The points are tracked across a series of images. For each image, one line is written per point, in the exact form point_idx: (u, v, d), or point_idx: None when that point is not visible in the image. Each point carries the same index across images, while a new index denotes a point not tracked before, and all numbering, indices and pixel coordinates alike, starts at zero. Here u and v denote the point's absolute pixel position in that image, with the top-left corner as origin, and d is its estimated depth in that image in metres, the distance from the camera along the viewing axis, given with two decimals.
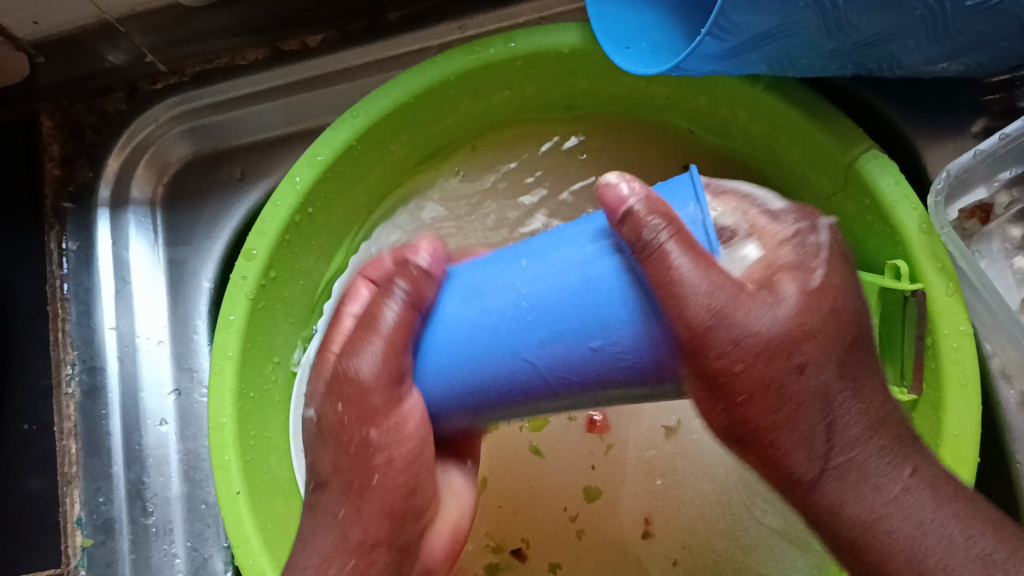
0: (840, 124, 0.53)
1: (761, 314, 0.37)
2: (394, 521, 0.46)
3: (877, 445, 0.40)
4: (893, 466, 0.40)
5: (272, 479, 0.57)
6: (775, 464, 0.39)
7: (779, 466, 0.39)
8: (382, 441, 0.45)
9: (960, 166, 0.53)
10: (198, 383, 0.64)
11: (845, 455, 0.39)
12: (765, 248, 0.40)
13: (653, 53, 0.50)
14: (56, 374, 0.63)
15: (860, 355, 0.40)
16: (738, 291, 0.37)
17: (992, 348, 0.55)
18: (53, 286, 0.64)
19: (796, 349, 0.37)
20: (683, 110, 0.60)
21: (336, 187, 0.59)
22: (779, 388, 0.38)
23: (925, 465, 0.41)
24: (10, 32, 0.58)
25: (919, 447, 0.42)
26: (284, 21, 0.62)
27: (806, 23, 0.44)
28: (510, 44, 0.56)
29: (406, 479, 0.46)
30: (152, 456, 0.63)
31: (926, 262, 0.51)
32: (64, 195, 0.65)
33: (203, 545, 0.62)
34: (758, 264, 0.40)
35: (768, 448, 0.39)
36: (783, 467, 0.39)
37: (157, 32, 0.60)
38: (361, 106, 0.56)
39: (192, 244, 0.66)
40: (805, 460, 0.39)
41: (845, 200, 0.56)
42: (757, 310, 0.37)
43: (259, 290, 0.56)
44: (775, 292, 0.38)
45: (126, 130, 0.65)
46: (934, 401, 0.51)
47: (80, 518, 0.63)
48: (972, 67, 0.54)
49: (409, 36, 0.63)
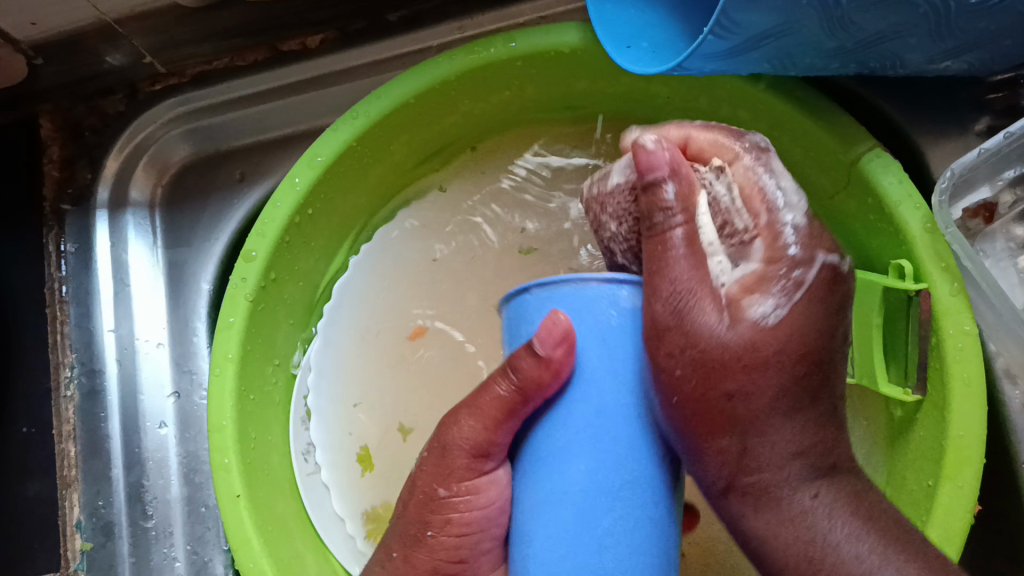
0: (842, 122, 0.53)
1: (710, 329, 0.41)
2: None
3: (796, 466, 0.42)
4: (807, 494, 0.42)
5: (273, 482, 0.57)
6: (698, 470, 0.43)
7: (701, 473, 0.43)
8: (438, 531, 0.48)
9: (963, 165, 0.53)
10: (198, 385, 0.64)
11: (759, 473, 0.42)
12: (776, 302, 0.41)
13: (655, 52, 0.50)
14: (55, 376, 0.63)
15: (806, 388, 0.42)
16: (694, 300, 0.41)
17: (996, 348, 0.55)
18: (52, 288, 0.64)
19: (728, 371, 0.41)
20: (683, 110, 0.60)
21: (336, 188, 0.58)
22: (703, 399, 0.41)
23: (865, 508, 0.42)
24: (8, 34, 0.58)
25: (869, 493, 0.43)
26: (283, 22, 0.61)
27: (809, 21, 0.44)
28: (510, 44, 0.55)
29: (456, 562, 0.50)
30: (152, 459, 0.63)
31: (929, 262, 0.51)
32: (64, 197, 0.65)
33: (203, 548, 0.62)
34: (749, 273, 0.42)
35: (695, 456, 0.43)
36: (703, 472, 0.43)
37: (155, 33, 0.60)
38: (361, 106, 0.56)
39: (191, 246, 0.66)
40: (717, 463, 0.42)
41: (847, 199, 0.55)
42: (728, 323, 0.41)
43: (259, 291, 0.56)
44: (735, 312, 0.41)
45: (125, 132, 0.65)
46: (938, 401, 0.51)
47: (80, 521, 0.62)
48: (976, 64, 0.53)
49: (409, 36, 0.63)
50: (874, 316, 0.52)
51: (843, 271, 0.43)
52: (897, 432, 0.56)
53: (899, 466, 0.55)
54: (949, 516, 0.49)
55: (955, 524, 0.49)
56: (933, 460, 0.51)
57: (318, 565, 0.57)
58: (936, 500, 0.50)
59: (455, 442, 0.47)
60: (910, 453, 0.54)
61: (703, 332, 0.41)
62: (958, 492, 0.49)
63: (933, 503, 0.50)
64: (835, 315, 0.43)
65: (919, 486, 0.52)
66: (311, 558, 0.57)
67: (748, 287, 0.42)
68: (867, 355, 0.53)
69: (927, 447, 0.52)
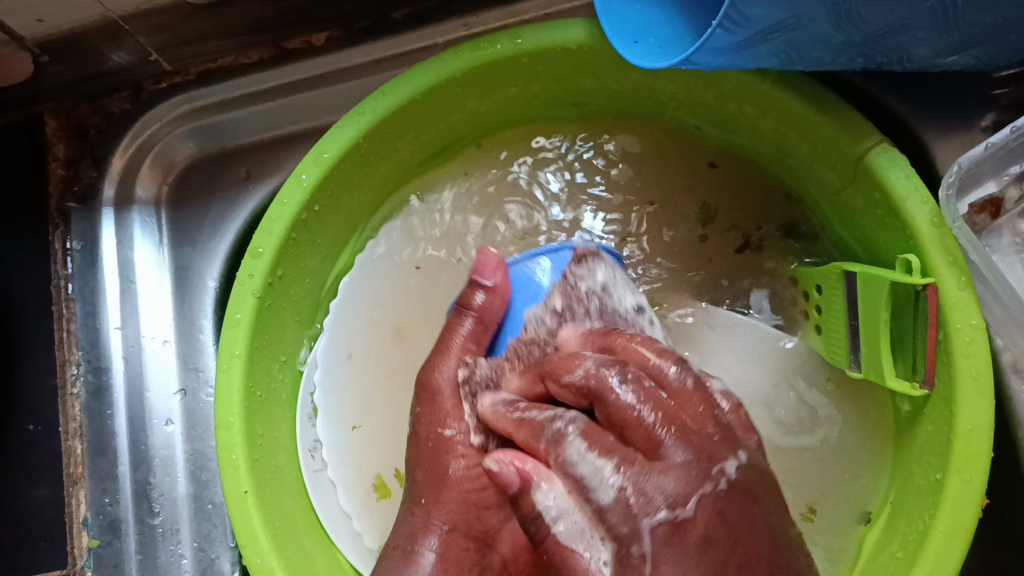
0: (849, 117, 0.53)
1: (587, 468, 0.39)
2: (463, 518, 0.55)
3: None
4: None
5: (281, 480, 0.57)
6: None
7: None
8: (457, 435, 0.55)
9: (971, 159, 0.53)
10: (204, 382, 0.64)
11: None
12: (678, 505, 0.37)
13: (661, 48, 0.50)
14: (61, 375, 0.63)
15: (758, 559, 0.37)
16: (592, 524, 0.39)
17: (1004, 343, 0.55)
18: (58, 286, 0.63)
19: None
20: (689, 106, 0.60)
21: (343, 185, 0.58)
22: None
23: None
24: (13, 32, 0.57)
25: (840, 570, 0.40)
26: (289, 20, 0.62)
27: (816, 15, 0.44)
28: (517, 40, 0.55)
29: (474, 481, 0.55)
30: (158, 456, 0.63)
31: (936, 256, 0.51)
32: (69, 195, 0.64)
33: (210, 545, 0.62)
34: (617, 504, 0.37)
35: None
36: None
37: (161, 31, 0.60)
38: (368, 102, 0.56)
39: (197, 244, 0.66)
40: None
41: (854, 194, 0.55)
42: (604, 503, 0.38)
43: (265, 289, 0.56)
44: (640, 532, 0.37)
45: (129, 130, 0.65)
46: (946, 395, 0.51)
47: (87, 519, 0.62)
48: (982, 59, 0.53)
49: (415, 34, 0.63)
50: (881, 312, 0.51)
51: (741, 469, 0.39)
52: (905, 427, 0.56)
53: (906, 461, 0.55)
54: (958, 509, 0.49)
55: (964, 517, 0.49)
56: (942, 455, 0.51)
57: (325, 563, 0.57)
58: (944, 494, 0.50)
59: (433, 384, 0.56)
60: (917, 447, 0.54)
61: (614, 411, 0.40)
62: (966, 486, 0.49)
63: (942, 496, 0.50)
64: (750, 506, 0.38)
65: (927, 481, 0.52)
66: (319, 555, 0.57)
67: (590, 433, 0.40)
68: (874, 352, 0.52)
69: (935, 442, 0.52)
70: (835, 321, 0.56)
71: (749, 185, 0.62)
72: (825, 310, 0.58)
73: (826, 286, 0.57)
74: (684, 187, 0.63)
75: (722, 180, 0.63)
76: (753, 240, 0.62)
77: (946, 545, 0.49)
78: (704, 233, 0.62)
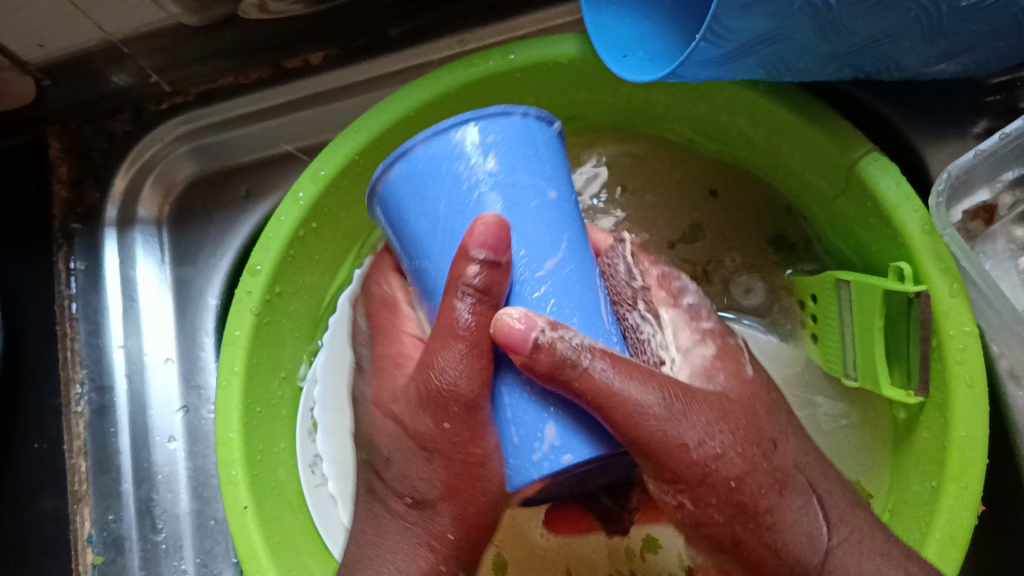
0: (841, 127, 0.53)
1: (694, 433, 0.39)
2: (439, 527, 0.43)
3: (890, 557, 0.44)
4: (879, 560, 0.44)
5: (280, 496, 0.57)
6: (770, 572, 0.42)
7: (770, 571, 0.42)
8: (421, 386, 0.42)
9: (961, 167, 0.53)
10: (206, 400, 0.65)
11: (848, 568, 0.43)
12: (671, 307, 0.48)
13: (651, 62, 0.50)
14: (65, 394, 0.64)
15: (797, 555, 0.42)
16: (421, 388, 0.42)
17: (999, 350, 0.54)
18: (62, 305, 0.64)
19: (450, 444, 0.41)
20: (681, 117, 0.61)
21: (337, 203, 0.59)
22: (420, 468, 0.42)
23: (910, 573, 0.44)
24: (17, 56, 0.58)
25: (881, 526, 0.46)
26: (287, 40, 0.62)
27: (801, 26, 0.45)
28: (509, 56, 0.56)
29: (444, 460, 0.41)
30: (161, 473, 0.64)
31: (929, 265, 0.51)
32: (73, 217, 0.66)
33: (213, 561, 0.62)
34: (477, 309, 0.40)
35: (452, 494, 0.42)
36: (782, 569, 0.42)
37: (161, 53, 0.61)
38: (362, 121, 0.56)
39: (199, 262, 0.67)
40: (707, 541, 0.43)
41: (846, 203, 0.56)
42: (698, 441, 0.39)
43: (263, 304, 0.56)
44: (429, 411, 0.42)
45: (131, 151, 0.66)
46: (940, 403, 0.51)
47: (91, 535, 0.63)
48: (971, 67, 0.53)
49: (410, 51, 0.64)
50: (876, 320, 0.52)
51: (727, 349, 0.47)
52: (901, 436, 0.55)
53: (904, 468, 0.55)
54: (954, 516, 0.49)
55: (961, 523, 0.48)
56: (937, 462, 0.51)
57: None
58: (940, 502, 0.49)
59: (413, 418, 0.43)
60: (914, 455, 0.54)
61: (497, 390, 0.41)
62: (962, 493, 0.49)
63: (937, 505, 0.50)
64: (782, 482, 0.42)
65: (924, 488, 0.52)
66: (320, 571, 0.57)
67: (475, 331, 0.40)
68: (870, 362, 0.52)
69: (931, 450, 0.52)
70: (830, 328, 0.57)
71: (744, 195, 0.63)
72: (820, 319, 0.58)
73: (820, 295, 0.57)
74: (682, 208, 0.63)
75: (726, 207, 0.63)
76: (699, 269, 0.62)
77: (942, 553, 0.48)
78: (672, 241, 0.63)
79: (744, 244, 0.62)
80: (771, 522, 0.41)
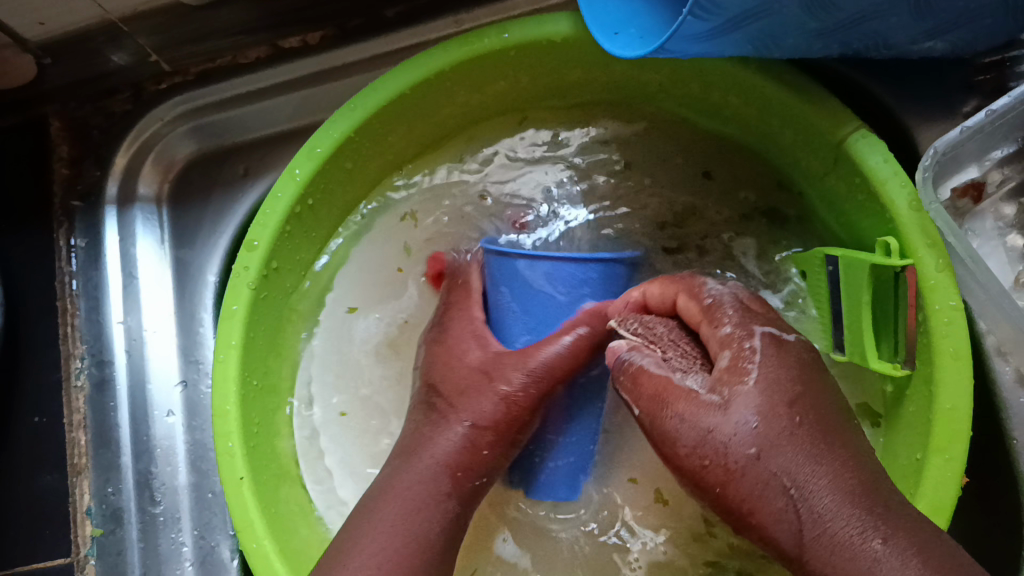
0: (830, 104, 0.54)
1: (707, 413, 0.43)
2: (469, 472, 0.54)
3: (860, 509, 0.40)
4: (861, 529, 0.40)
5: (275, 467, 0.58)
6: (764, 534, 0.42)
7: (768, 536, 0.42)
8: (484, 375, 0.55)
9: (948, 142, 0.54)
10: (204, 374, 0.66)
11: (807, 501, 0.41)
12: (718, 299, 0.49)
13: (641, 38, 0.50)
14: (65, 368, 0.65)
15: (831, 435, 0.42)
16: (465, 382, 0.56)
17: (986, 327, 0.55)
18: (62, 283, 0.65)
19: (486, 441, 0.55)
20: (674, 96, 0.62)
21: (335, 179, 0.60)
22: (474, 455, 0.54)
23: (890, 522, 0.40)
24: (17, 35, 0.59)
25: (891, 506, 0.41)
26: (285, 19, 0.63)
27: (787, 1, 0.45)
28: (504, 35, 0.56)
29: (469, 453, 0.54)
30: (160, 446, 0.65)
31: (916, 239, 0.51)
32: (73, 195, 0.66)
33: (210, 533, 0.64)
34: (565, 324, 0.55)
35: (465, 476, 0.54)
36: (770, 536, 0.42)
37: (160, 32, 0.61)
38: (358, 99, 0.57)
39: (198, 242, 0.67)
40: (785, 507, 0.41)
41: (836, 179, 0.57)
42: (724, 401, 0.43)
43: (260, 280, 0.57)
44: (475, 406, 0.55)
45: (132, 130, 0.67)
46: (927, 376, 0.51)
47: (90, 507, 0.63)
48: (960, 45, 0.54)
49: (408, 31, 0.65)
50: (864, 295, 0.52)
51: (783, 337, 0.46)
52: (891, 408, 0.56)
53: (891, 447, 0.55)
54: (939, 488, 0.49)
55: (945, 496, 0.49)
56: (923, 434, 0.51)
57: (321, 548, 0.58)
58: (925, 473, 0.50)
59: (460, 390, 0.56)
60: (902, 428, 0.54)
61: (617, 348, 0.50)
62: (946, 466, 0.49)
63: (922, 477, 0.50)
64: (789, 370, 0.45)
65: (911, 461, 0.52)
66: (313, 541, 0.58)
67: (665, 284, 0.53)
68: (858, 336, 0.52)
69: (918, 422, 0.52)
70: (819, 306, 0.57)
71: (740, 173, 0.63)
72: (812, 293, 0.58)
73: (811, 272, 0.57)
74: (675, 191, 0.64)
75: (721, 188, 0.63)
76: (691, 244, 0.63)
77: None
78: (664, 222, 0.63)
79: (742, 214, 0.63)
80: (797, 462, 0.41)
